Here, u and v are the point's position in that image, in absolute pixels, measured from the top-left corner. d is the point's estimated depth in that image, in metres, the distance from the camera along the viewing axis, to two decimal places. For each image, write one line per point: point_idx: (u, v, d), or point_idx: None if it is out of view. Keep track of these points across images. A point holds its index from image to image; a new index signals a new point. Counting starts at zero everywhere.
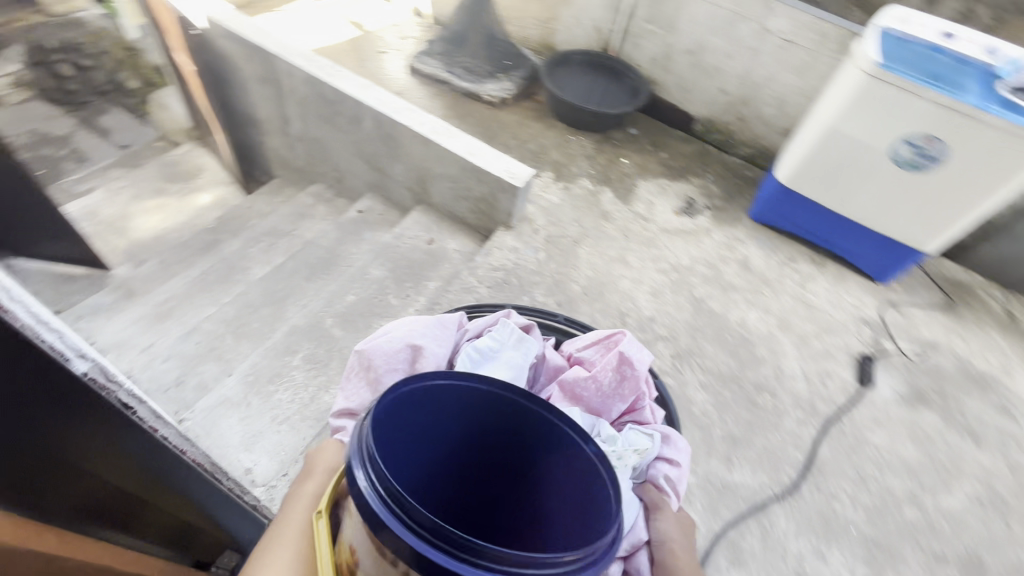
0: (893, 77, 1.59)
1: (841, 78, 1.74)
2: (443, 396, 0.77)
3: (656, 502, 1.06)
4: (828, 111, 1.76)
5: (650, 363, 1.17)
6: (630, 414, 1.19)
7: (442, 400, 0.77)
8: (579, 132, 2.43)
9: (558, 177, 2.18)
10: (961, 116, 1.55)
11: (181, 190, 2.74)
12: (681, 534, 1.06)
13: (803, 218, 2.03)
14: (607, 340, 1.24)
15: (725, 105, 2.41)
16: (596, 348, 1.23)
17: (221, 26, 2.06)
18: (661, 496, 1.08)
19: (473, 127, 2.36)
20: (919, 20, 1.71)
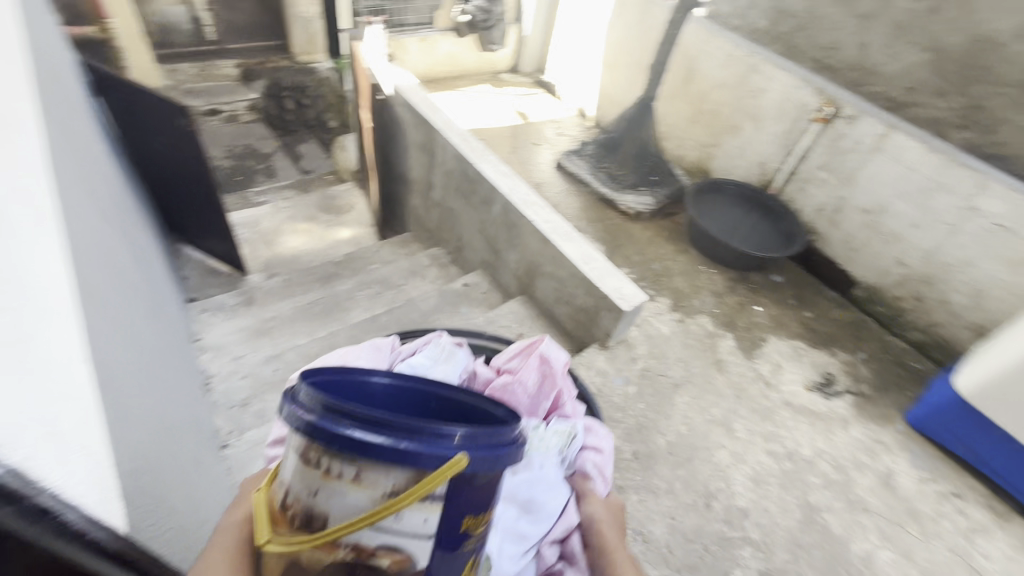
0: None
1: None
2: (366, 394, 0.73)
3: (584, 489, 1.09)
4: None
5: (568, 362, 1.24)
6: (555, 412, 1.25)
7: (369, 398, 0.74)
8: (712, 264, 2.23)
9: (675, 307, 1.99)
10: None
11: (330, 221, 3.05)
12: (612, 513, 1.08)
13: (985, 447, 1.57)
14: (529, 348, 1.27)
15: (900, 278, 2.05)
16: (521, 357, 1.27)
17: (403, 96, 2.31)
18: (584, 479, 1.12)
19: (601, 232, 2.29)
20: None
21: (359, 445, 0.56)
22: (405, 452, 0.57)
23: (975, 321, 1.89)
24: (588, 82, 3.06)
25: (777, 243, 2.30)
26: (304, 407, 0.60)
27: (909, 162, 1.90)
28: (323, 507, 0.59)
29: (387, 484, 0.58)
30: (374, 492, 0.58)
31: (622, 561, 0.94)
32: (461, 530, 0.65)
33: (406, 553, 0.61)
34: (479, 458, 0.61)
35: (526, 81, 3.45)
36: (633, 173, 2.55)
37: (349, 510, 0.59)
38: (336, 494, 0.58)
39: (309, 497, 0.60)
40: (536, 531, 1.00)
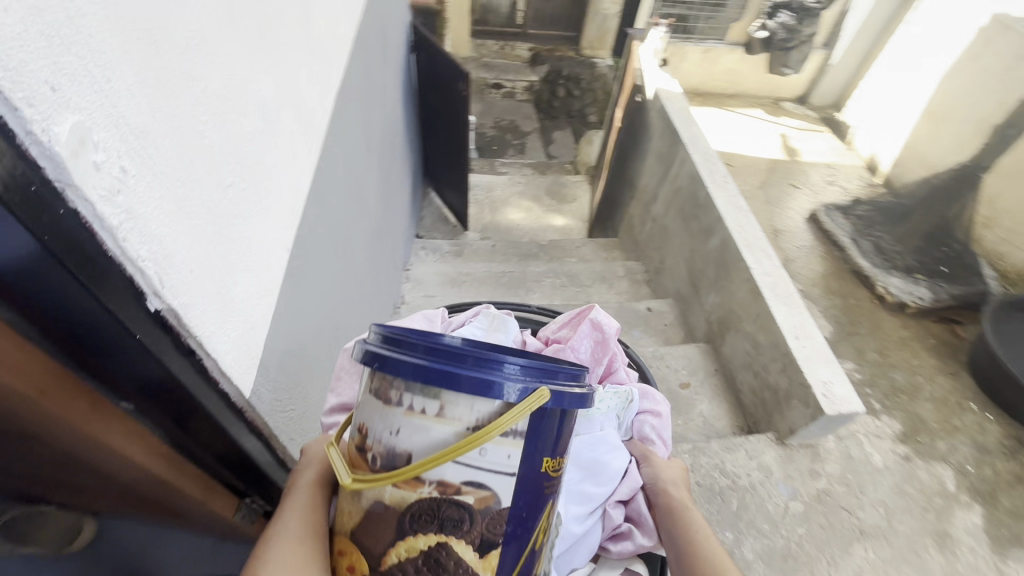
0: None
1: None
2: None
3: (646, 453, 1.00)
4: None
5: (620, 326, 1.12)
6: (608, 379, 1.10)
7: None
8: (990, 407, 1.62)
9: (903, 437, 1.52)
10: None
11: (551, 207, 3.20)
12: (679, 480, 0.98)
13: None
14: (577, 315, 1.14)
15: None
16: (569, 325, 1.13)
17: (661, 102, 2.23)
18: (645, 445, 1.03)
19: (836, 310, 1.87)
20: None
21: (438, 373, 0.47)
22: (488, 380, 0.47)
23: None
24: (893, 131, 2.48)
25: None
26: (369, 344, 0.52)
27: None
28: (403, 445, 0.49)
29: (470, 417, 0.48)
30: (459, 424, 0.48)
31: (696, 520, 0.87)
32: (540, 472, 0.53)
33: (492, 490, 0.50)
34: (560, 393, 0.51)
35: (811, 116, 2.99)
36: (912, 254, 1.99)
37: (433, 447, 0.48)
38: (416, 430, 0.48)
39: (387, 437, 0.49)
40: (602, 492, 0.90)
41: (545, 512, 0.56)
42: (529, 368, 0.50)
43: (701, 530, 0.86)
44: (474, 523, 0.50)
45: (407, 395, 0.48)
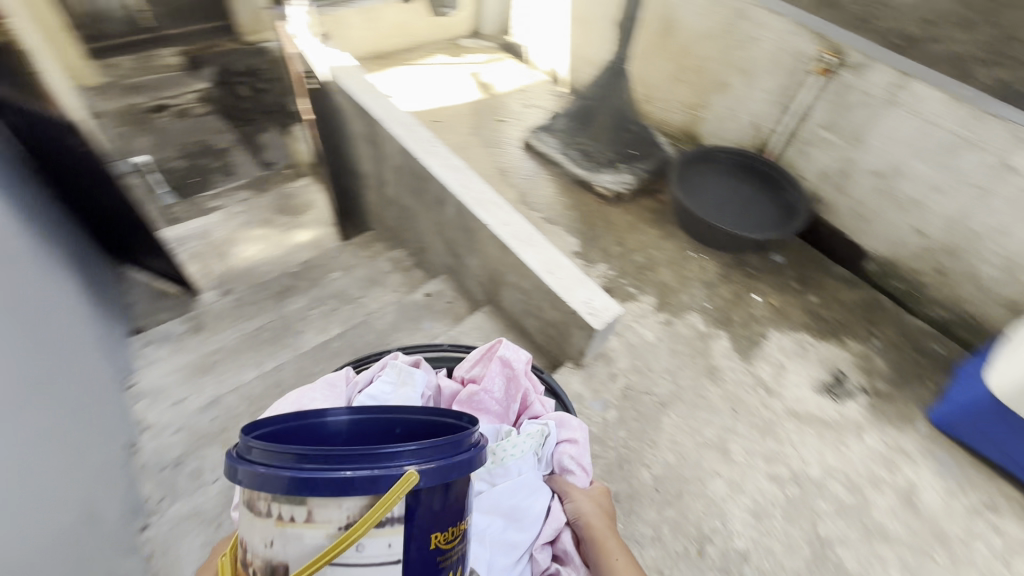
0: None
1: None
2: (326, 429, 0.75)
3: (566, 488, 1.22)
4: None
5: (527, 361, 1.35)
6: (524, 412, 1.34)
7: (327, 435, 0.75)
8: (702, 249, 1.98)
9: (661, 306, 1.77)
10: None
11: (288, 224, 2.83)
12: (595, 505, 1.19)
13: (1020, 449, 1.40)
14: (490, 352, 1.37)
15: (919, 250, 1.83)
16: (482, 363, 1.36)
17: (340, 83, 2.04)
18: (566, 476, 1.22)
19: (575, 221, 2.04)
20: None
21: (309, 485, 0.59)
22: (361, 476, 0.60)
23: (1006, 294, 1.69)
24: (557, 44, 2.71)
25: (773, 193, 2.07)
26: (257, 459, 0.63)
27: (929, 115, 1.64)
28: (281, 555, 0.62)
29: (340, 518, 0.61)
30: (329, 528, 0.61)
31: (607, 537, 1.13)
32: (429, 548, 0.66)
33: None
34: (433, 471, 0.64)
35: (490, 46, 3.09)
36: (610, 149, 2.25)
37: (307, 551, 0.61)
38: (291, 539, 0.61)
39: (265, 548, 0.62)
40: (527, 536, 1.11)
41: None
42: (398, 455, 0.63)
43: (613, 544, 1.12)
44: None
45: (279, 508, 0.61)
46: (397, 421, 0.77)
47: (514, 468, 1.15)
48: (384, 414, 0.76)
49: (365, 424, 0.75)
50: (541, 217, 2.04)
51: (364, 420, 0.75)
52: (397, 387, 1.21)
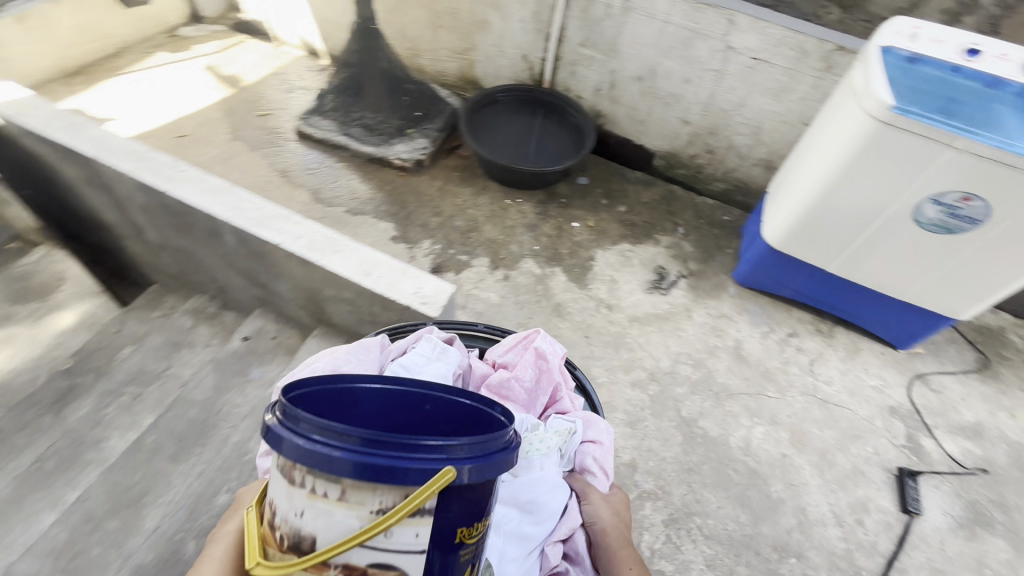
0: (911, 124, 1.20)
1: (839, 118, 1.37)
2: (357, 396, 0.72)
3: (585, 490, 1.16)
4: (817, 154, 1.43)
5: (564, 356, 1.27)
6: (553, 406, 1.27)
7: (354, 403, 0.72)
8: (516, 193, 1.99)
9: (495, 263, 1.75)
10: (1006, 169, 1.17)
11: (35, 313, 2.20)
12: (613, 513, 1.15)
13: (801, 282, 1.68)
14: (524, 341, 1.29)
15: (690, 137, 2.04)
16: (516, 350, 1.28)
17: (17, 123, 1.56)
18: (586, 476, 1.17)
19: (383, 204, 1.87)
20: (932, 33, 1.35)
21: (350, 464, 0.57)
22: (404, 467, 0.58)
23: (759, 156, 1.98)
24: (296, 10, 2.36)
25: (559, 120, 2.14)
26: (294, 424, 0.60)
27: (661, 15, 1.77)
28: (308, 528, 0.60)
29: (374, 505, 0.59)
30: (362, 512, 0.59)
31: (618, 540, 1.10)
32: (455, 540, 0.67)
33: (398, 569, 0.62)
34: (477, 469, 0.64)
35: (218, 31, 2.57)
36: (392, 116, 2.05)
37: (337, 531, 0.59)
38: (322, 514, 0.60)
39: (293, 518, 0.61)
40: (540, 531, 1.08)
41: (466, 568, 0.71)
42: (439, 449, 0.62)
43: (620, 547, 1.08)
44: None
45: (313, 483, 0.59)
46: (429, 398, 0.75)
47: (540, 463, 1.12)
48: (419, 389, 0.74)
49: (395, 394, 0.74)
50: (344, 211, 1.83)
51: (395, 392, 0.73)
52: (430, 362, 1.15)
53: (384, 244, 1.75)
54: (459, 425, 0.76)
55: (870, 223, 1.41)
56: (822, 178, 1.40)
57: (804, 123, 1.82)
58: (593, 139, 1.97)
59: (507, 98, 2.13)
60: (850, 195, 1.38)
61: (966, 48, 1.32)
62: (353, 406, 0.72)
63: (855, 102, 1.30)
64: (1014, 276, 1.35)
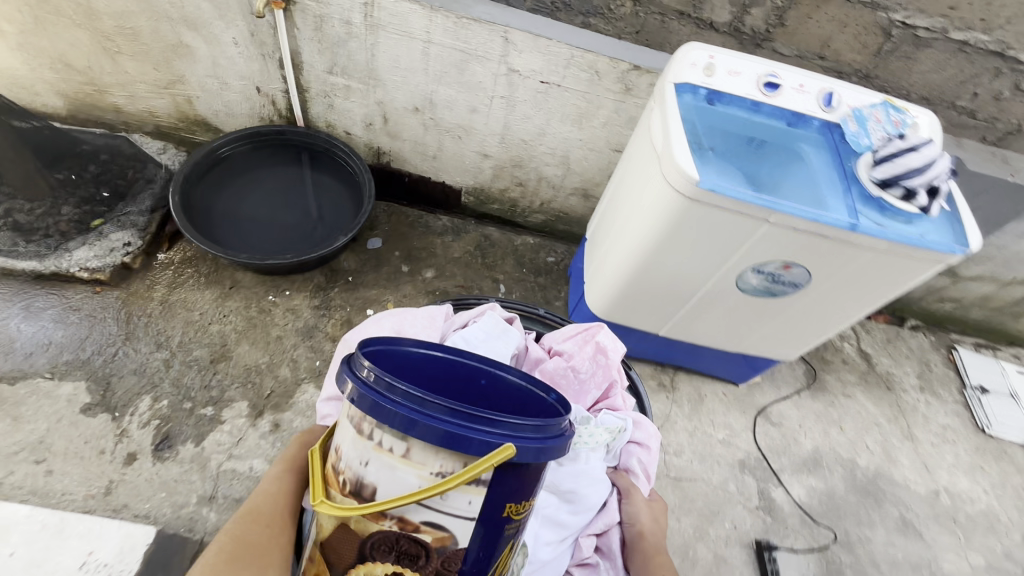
0: (722, 201, 0.96)
1: (643, 179, 1.11)
2: (432, 363, 0.98)
3: (626, 488, 1.17)
4: (627, 221, 1.17)
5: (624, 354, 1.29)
6: (605, 400, 1.30)
7: (426, 368, 0.98)
8: (283, 282, 1.48)
9: (260, 406, 1.26)
10: (823, 240, 1.00)
11: None
12: (653, 518, 1.15)
13: (637, 342, 1.47)
14: (585, 336, 1.32)
15: (494, 171, 1.69)
16: (576, 341, 1.31)
17: None
18: (628, 476, 1.19)
19: (69, 349, 1.25)
20: (728, 59, 1.11)
21: (425, 426, 0.79)
22: (464, 437, 0.79)
23: (574, 185, 1.70)
24: None
25: (324, 163, 1.64)
26: (387, 393, 0.81)
27: (420, 34, 1.34)
28: (371, 475, 0.84)
29: (436, 468, 0.81)
30: (424, 471, 0.82)
31: (653, 540, 1.08)
32: (502, 512, 0.87)
33: (445, 530, 0.85)
34: (529, 450, 0.83)
35: None
36: (65, 202, 1.38)
37: (399, 483, 0.83)
38: (388, 466, 0.83)
39: (360, 465, 0.85)
40: (577, 524, 1.11)
41: (504, 538, 0.91)
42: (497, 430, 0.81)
43: (657, 552, 1.06)
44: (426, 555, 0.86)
45: (382, 438, 0.82)
46: (483, 375, 1.00)
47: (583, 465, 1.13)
48: (475, 366, 0.99)
49: (456, 363, 0.99)
50: None
51: (459, 367, 0.99)
52: (489, 339, 1.23)
53: (72, 423, 1.16)
54: (504, 393, 0.99)
55: (695, 294, 1.20)
56: (637, 253, 1.14)
57: (613, 149, 1.56)
58: (373, 196, 1.53)
59: (239, 148, 1.56)
60: (669, 270, 1.15)
61: (766, 79, 1.10)
62: (427, 372, 0.98)
63: (657, 164, 1.03)
64: (835, 327, 1.25)
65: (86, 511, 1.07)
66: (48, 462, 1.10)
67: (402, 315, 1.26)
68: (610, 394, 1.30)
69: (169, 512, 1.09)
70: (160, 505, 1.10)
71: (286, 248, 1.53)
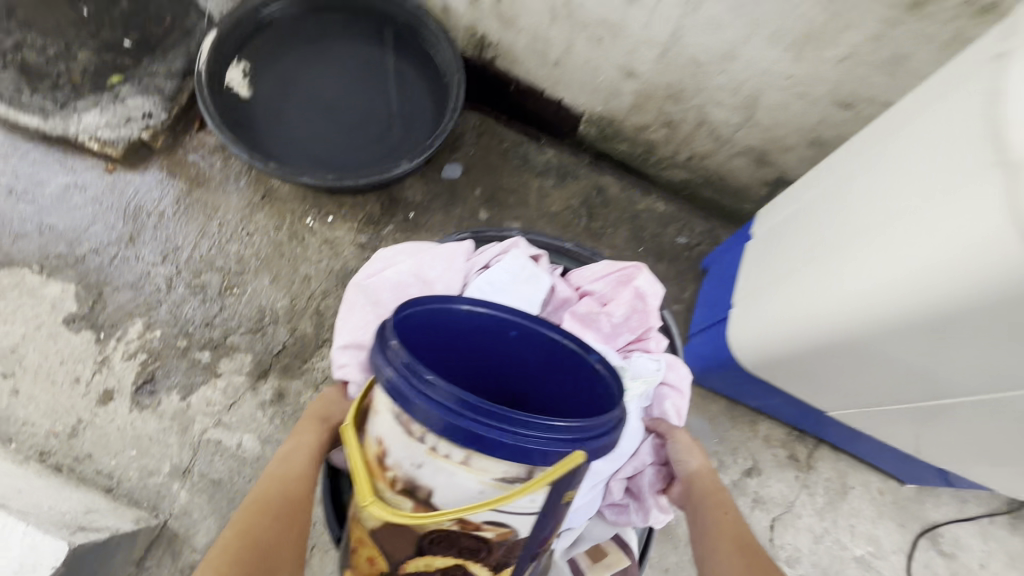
0: None
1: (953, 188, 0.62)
2: (456, 317, 0.60)
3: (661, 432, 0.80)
4: (862, 251, 0.71)
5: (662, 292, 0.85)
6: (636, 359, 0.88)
7: (448, 326, 0.62)
8: (328, 202, 1.14)
9: (265, 364, 0.99)
10: None
11: None
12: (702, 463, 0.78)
13: (782, 401, 1.02)
14: (618, 273, 0.87)
15: (636, 99, 1.16)
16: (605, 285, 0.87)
17: None
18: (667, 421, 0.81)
19: (65, 239, 1.02)
20: None
21: (463, 433, 0.50)
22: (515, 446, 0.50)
23: (748, 142, 1.14)
24: None
25: (405, 47, 1.20)
26: (413, 379, 0.51)
27: None
28: (425, 478, 0.54)
29: (500, 472, 0.52)
30: (485, 476, 0.52)
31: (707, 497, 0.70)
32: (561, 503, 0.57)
33: (510, 525, 0.55)
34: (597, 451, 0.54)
35: None
36: (83, 46, 1.09)
37: (458, 491, 0.53)
38: (444, 471, 0.52)
39: (408, 466, 0.54)
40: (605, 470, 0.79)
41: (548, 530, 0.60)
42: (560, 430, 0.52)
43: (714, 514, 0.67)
44: (492, 551, 0.58)
45: (431, 439, 0.52)
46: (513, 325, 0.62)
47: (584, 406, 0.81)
48: (500, 315, 0.60)
49: (492, 321, 0.61)
50: None
51: (478, 318, 0.61)
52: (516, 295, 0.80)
53: (52, 335, 0.95)
54: (556, 368, 0.65)
55: (923, 391, 0.76)
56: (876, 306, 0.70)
57: (837, 102, 0.97)
58: (459, 107, 1.09)
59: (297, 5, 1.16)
60: (912, 349, 0.70)
61: None
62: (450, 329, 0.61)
63: (999, 182, 0.57)
64: None
65: (46, 451, 0.88)
66: (18, 378, 0.92)
67: (422, 252, 0.81)
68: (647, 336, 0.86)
69: (135, 478, 0.89)
70: (126, 466, 0.89)
71: (334, 159, 1.13)
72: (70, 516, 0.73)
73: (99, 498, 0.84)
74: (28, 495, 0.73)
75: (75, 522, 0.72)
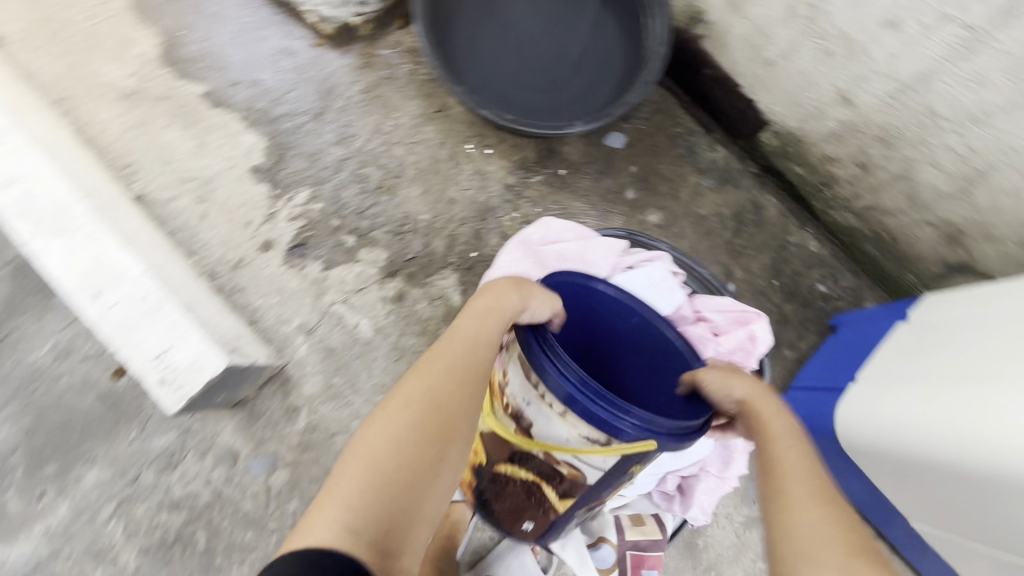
0: None
1: None
2: (589, 296, 0.74)
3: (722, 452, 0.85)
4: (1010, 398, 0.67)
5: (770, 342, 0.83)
6: None
7: (585, 303, 0.74)
8: (491, 135, 1.17)
9: (395, 265, 1.09)
10: None
11: None
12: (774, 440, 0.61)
13: (861, 489, 0.98)
14: (738, 311, 0.86)
15: (838, 128, 1.06)
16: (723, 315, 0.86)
17: None
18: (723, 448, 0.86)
19: (269, 97, 1.14)
20: None
21: (568, 394, 0.60)
22: (604, 419, 0.59)
23: (946, 216, 1.01)
24: None
25: (616, 3, 1.16)
26: (541, 343, 0.63)
27: None
28: (529, 416, 0.67)
29: (586, 431, 0.62)
30: (573, 432, 0.63)
31: (796, 463, 0.55)
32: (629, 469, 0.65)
33: (579, 472, 0.67)
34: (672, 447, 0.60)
35: None
36: None
37: (549, 434, 0.66)
38: (543, 415, 0.65)
39: (524, 404, 0.67)
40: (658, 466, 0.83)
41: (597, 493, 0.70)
42: (653, 422, 0.58)
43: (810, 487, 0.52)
44: (561, 480, 0.71)
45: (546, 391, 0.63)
46: (638, 315, 0.72)
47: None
48: (628, 303, 0.71)
49: (621, 300, 0.72)
50: (202, 94, 1.13)
51: (608, 302, 0.72)
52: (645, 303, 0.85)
53: (240, 178, 1.10)
54: (661, 356, 0.73)
55: (987, 540, 0.75)
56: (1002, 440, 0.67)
57: None
58: (652, 81, 1.05)
59: None
60: (1008, 503, 0.68)
61: None
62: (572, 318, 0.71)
63: None
64: None
65: (213, 273, 1.05)
66: (206, 206, 1.08)
67: (588, 241, 0.88)
68: (742, 373, 0.85)
69: (272, 320, 1.04)
70: (267, 308, 1.05)
71: (509, 97, 1.14)
72: (226, 336, 0.89)
73: (244, 327, 0.99)
74: (202, 308, 0.89)
75: (229, 343, 0.87)
